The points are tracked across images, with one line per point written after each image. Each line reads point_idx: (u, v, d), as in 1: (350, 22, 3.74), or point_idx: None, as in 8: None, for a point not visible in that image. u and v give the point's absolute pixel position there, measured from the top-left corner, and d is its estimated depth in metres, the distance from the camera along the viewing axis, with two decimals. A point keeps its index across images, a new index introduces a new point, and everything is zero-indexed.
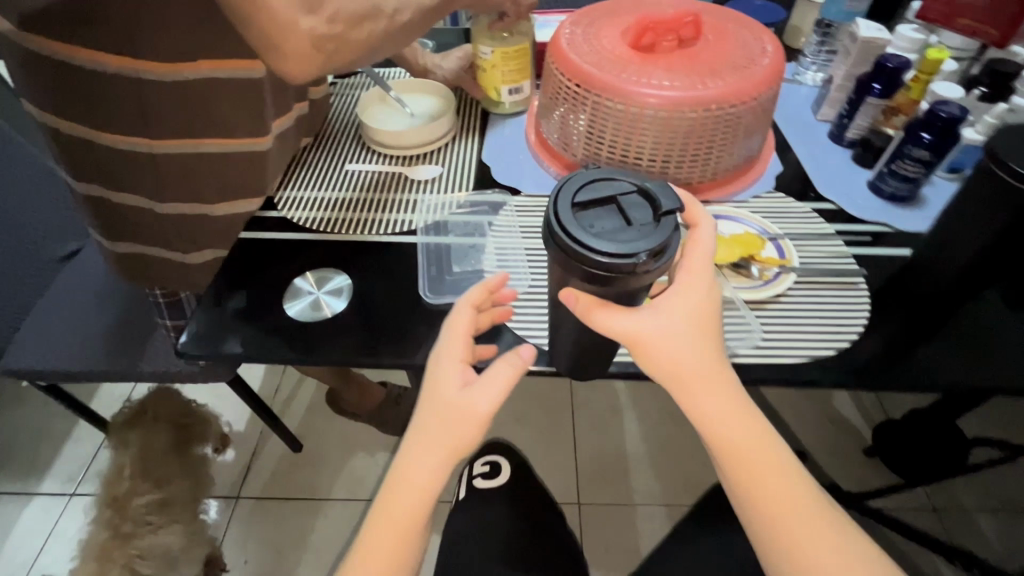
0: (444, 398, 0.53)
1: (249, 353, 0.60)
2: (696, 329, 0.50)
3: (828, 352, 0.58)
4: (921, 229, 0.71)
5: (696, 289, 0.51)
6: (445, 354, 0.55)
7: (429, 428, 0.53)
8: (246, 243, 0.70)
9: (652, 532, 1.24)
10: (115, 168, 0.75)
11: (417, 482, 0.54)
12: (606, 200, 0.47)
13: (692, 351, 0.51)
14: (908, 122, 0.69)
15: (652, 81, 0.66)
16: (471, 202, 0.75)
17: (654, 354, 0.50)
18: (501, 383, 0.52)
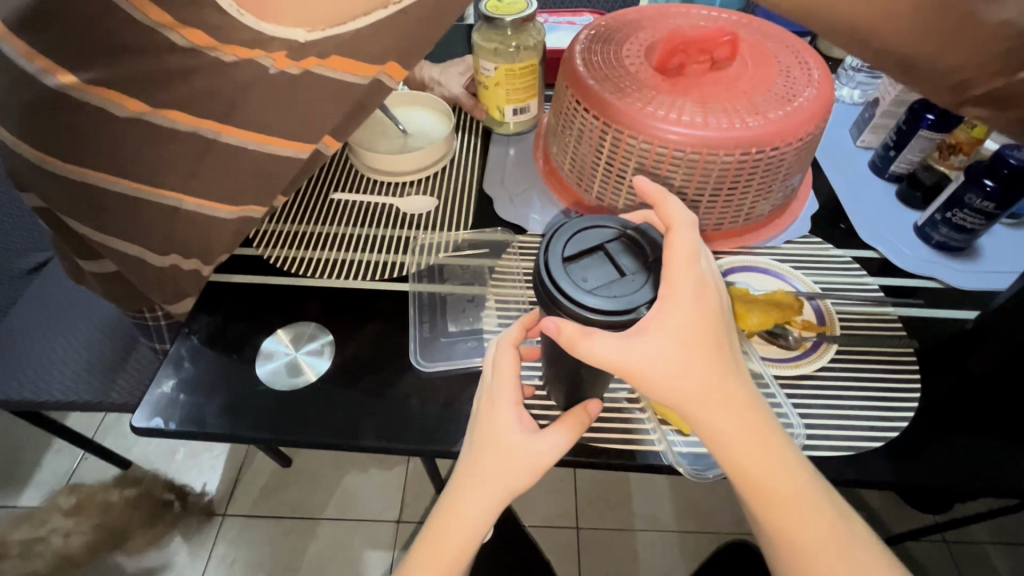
0: (504, 444, 0.46)
1: (217, 429, 0.53)
2: (690, 341, 0.40)
3: (874, 443, 0.52)
4: (977, 287, 0.63)
5: (684, 293, 0.40)
6: (498, 394, 0.47)
7: (485, 471, 0.46)
8: (218, 290, 0.62)
9: (654, 562, 1.15)
10: (99, 206, 0.54)
11: (461, 528, 0.48)
12: (592, 250, 0.41)
13: (692, 367, 0.41)
14: (969, 166, 0.60)
15: (683, 117, 0.58)
16: (471, 242, 0.67)
17: (648, 378, 0.40)
18: (568, 439, 0.46)
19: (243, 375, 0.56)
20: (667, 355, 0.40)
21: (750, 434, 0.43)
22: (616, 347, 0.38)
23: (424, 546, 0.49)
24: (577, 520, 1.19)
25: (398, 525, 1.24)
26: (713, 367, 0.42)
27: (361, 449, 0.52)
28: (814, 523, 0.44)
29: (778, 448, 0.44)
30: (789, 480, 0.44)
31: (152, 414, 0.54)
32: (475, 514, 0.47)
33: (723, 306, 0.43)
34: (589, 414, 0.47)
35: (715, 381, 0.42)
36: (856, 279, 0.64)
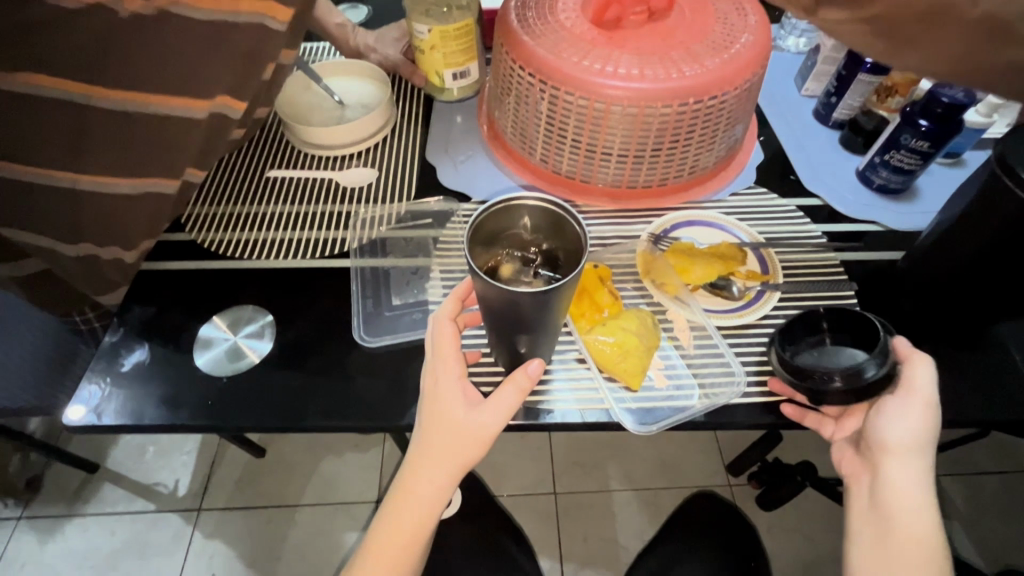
0: (448, 418, 0.45)
1: (154, 421, 0.51)
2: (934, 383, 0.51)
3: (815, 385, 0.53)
4: (915, 228, 0.64)
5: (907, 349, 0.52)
6: (438, 371, 0.46)
7: (433, 448, 0.46)
8: (151, 278, 0.60)
9: (630, 519, 1.18)
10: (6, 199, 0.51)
11: (418, 503, 0.47)
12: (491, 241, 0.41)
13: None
14: (905, 107, 0.60)
15: (619, 70, 0.56)
16: (413, 213, 0.65)
17: (913, 390, 0.48)
18: (510, 408, 0.45)
19: (180, 364, 0.54)
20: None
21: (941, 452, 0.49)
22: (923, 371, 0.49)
23: (381, 527, 0.48)
24: (555, 485, 1.21)
25: (378, 505, 1.24)
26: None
27: (308, 429, 0.51)
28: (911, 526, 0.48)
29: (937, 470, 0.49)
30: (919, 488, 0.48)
31: (83, 411, 0.51)
32: (430, 490, 0.47)
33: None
34: (531, 377, 0.45)
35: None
36: (799, 227, 0.64)
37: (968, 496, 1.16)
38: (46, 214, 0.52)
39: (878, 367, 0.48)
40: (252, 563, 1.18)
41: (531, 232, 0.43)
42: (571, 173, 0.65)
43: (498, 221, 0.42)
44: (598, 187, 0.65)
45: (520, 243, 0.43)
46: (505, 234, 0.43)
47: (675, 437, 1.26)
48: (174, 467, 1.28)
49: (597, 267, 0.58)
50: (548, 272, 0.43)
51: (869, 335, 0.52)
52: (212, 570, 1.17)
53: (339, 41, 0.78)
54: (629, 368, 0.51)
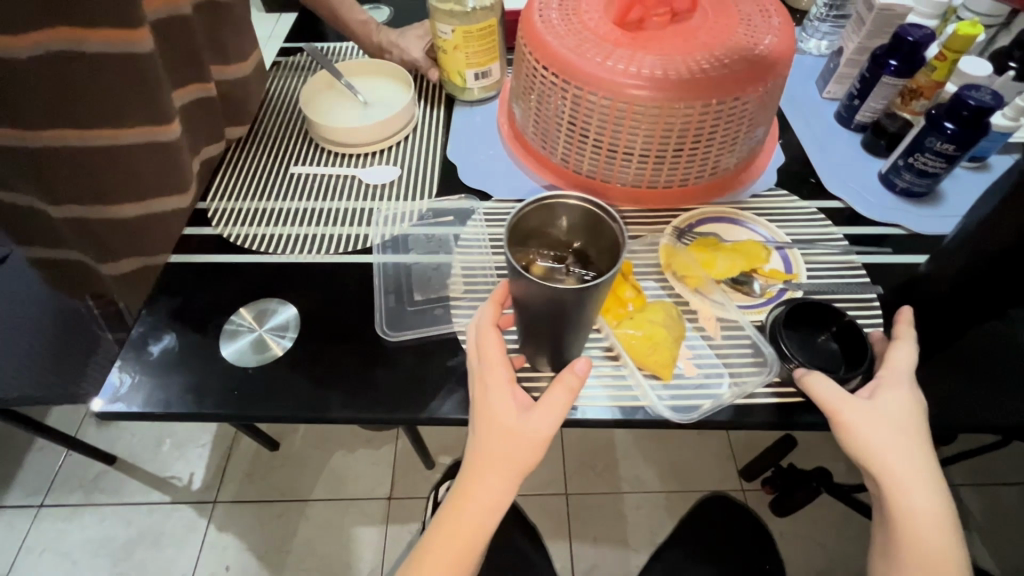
0: (502, 420, 0.46)
1: (180, 409, 0.52)
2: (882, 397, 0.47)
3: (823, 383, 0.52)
4: (938, 231, 0.63)
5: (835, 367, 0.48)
6: (487, 374, 0.47)
7: (488, 456, 0.46)
8: (173, 244, 0.66)
9: (641, 521, 1.18)
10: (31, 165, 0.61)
11: (474, 514, 0.47)
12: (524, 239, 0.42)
13: (902, 380, 0.48)
14: (930, 110, 0.59)
15: (643, 70, 0.57)
16: (435, 211, 0.66)
17: (838, 414, 0.46)
18: (562, 409, 0.45)
19: (205, 354, 0.55)
20: (890, 380, 0.48)
21: (918, 450, 0.45)
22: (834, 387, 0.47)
23: (435, 535, 0.48)
24: (566, 486, 1.21)
25: (390, 502, 1.25)
26: (917, 405, 0.47)
27: (330, 420, 0.52)
28: (935, 533, 0.45)
29: (926, 463, 0.46)
30: (918, 492, 0.45)
31: (113, 399, 0.52)
32: (488, 496, 0.46)
33: (907, 374, 0.48)
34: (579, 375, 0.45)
35: (921, 421, 0.46)
36: (822, 229, 0.64)
37: (986, 507, 1.14)
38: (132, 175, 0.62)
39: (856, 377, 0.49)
40: (265, 557, 1.19)
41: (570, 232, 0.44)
42: (592, 173, 0.65)
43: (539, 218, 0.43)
44: (619, 187, 0.65)
45: (557, 244, 0.45)
46: (543, 232, 0.44)
47: (688, 440, 1.25)
48: (189, 460, 1.30)
49: (626, 268, 0.57)
50: (580, 269, 0.43)
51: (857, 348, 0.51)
52: (226, 562, 1.19)
53: (363, 41, 0.79)
54: (658, 360, 0.52)
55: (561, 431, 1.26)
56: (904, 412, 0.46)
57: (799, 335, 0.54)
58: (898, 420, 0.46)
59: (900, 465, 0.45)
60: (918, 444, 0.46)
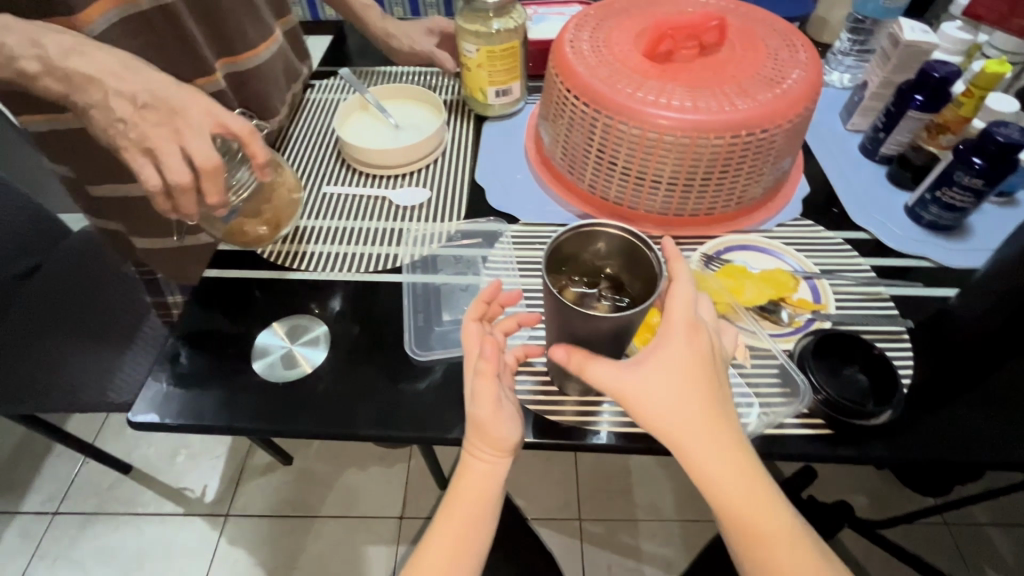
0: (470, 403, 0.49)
1: (210, 421, 0.53)
2: (682, 384, 0.43)
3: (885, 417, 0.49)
4: (967, 265, 0.63)
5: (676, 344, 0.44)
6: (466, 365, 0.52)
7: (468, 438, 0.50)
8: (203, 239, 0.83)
9: (656, 549, 1.16)
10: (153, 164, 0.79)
11: (469, 491, 0.50)
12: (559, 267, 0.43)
13: (677, 354, 0.44)
14: (957, 145, 0.60)
15: (673, 101, 0.58)
16: (463, 232, 0.67)
17: (627, 394, 0.44)
18: (492, 388, 0.47)
19: (236, 367, 0.56)
20: (667, 356, 0.44)
21: (718, 432, 0.44)
22: (616, 371, 0.44)
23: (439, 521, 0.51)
24: (579, 511, 1.19)
25: (400, 521, 1.24)
26: (694, 383, 0.44)
27: (357, 437, 0.52)
28: (773, 512, 0.45)
29: (737, 444, 0.45)
30: (740, 476, 0.44)
31: (147, 409, 0.54)
32: (477, 477, 0.50)
33: (702, 348, 0.44)
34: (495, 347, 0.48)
35: (705, 401, 0.44)
36: (849, 260, 0.64)
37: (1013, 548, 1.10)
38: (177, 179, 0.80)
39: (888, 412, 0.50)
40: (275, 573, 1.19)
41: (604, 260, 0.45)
42: (619, 200, 0.66)
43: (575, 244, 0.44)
44: (645, 214, 0.66)
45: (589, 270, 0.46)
46: (576, 258, 0.45)
47: None
48: (203, 472, 1.30)
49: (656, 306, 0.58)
50: (614, 296, 0.44)
51: (890, 381, 0.51)
52: None
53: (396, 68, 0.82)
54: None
55: (576, 454, 1.25)
56: (673, 395, 0.43)
57: (819, 363, 0.54)
58: (661, 401, 0.43)
59: (680, 441, 0.44)
60: (721, 428, 0.44)
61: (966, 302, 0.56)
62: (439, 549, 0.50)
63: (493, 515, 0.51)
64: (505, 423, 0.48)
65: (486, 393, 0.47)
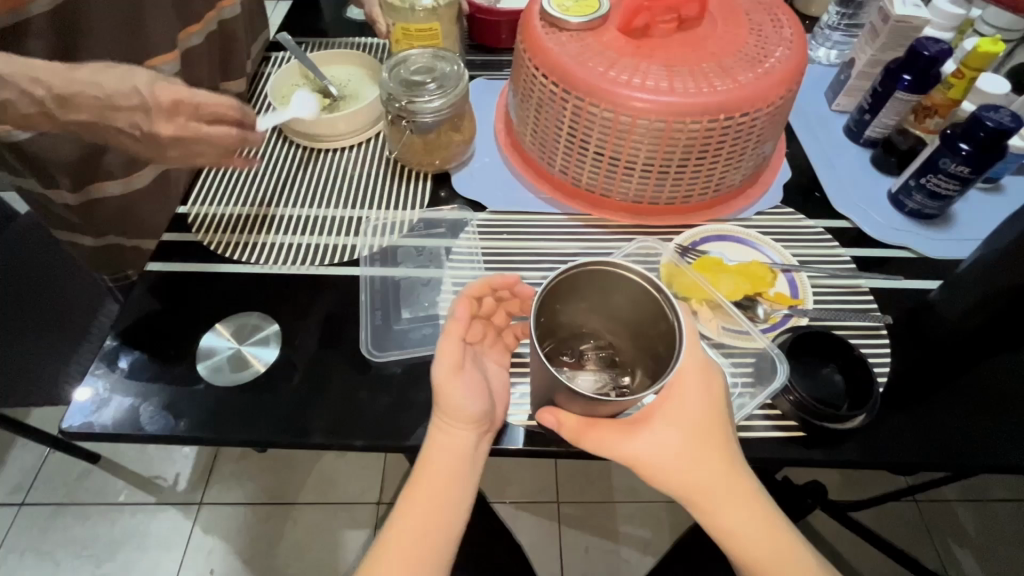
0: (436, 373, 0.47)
1: (150, 429, 0.49)
2: (695, 442, 0.42)
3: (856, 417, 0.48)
4: (949, 255, 0.61)
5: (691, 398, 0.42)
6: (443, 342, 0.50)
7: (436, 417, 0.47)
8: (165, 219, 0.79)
9: (634, 531, 1.16)
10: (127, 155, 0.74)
11: (435, 472, 0.45)
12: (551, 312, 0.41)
13: (689, 410, 0.42)
14: (945, 129, 0.57)
15: (648, 82, 0.54)
16: (426, 222, 0.63)
17: (641, 461, 0.42)
18: (450, 347, 0.45)
19: (180, 371, 0.52)
20: (672, 412, 0.42)
21: (735, 493, 0.42)
22: (626, 432, 0.42)
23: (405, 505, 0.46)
24: (557, 494, 1.19)
25: (378, 506, 1.23)
26: (707, 438, 0.42)
27: (311, 446, 0.49)
28: (735, 491, 0.43)
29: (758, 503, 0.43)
30: (759, 534, 0.43)
31: (80, 416, 0.50)
32: (444, 453, 0.46)
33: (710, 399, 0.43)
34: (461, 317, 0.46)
35: (712, 452, 0.42)
36: (829, 251, 0.62)
37: None
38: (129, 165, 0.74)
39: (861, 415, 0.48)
40: (250, 561, 1.17)
41: (614, 328, 0.45)
42: (591, 187, 0.62)
43: (600, 297, 0.43)
44: (618, 202, 0.62)
45: (592, 330, 0.46)
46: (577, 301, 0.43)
47: None
48: (174, 460, 1.27)
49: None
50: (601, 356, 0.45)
51: (866, 381, 0.50)
52: (210, 565, 1.16)
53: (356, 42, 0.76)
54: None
55: None
56: (681, 453, 0.42)
57: (794, 362, 0.52)
58: (676, 462, 0.42)
59: (701, 502, 0.43)
60: (738, 488, 0.43)
61: (946, 297, 0.54)
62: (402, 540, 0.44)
63: (466, 496, 0.46)
64: (466, 389, 0.45)
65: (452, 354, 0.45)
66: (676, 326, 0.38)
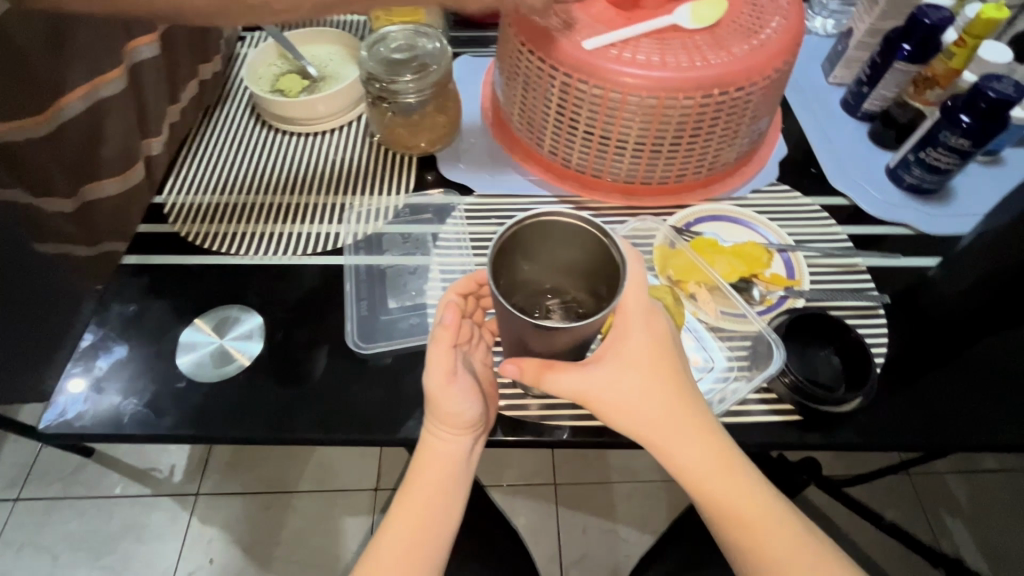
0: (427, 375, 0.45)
1: (130, 429, 0.48)
2: (649, 375, 0.40)
3: (853, 401, 0.47)
4: (947, 231, 0.60)
5: (643, 329, 0.41)
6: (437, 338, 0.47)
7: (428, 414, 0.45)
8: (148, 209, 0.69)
9: (630, 508, 1.15)
10: (124, 146, 0.65)
11: (437, 485, 0.45)
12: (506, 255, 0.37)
13: (642, 347, 0.41)
14: (946, 101, 0.55)
15: (638, 56, 0.51)
16: (412, 208, 0.61)
17: (594, 399, 0.40)
18: (444, 355, 0.43)
19: (161, 368, 0.51)
20: (622, 349, 0.41)
21: (689, 425, 0.41)
22: (581, 371, 0.40)
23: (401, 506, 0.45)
24: (555, 476, 1.17)
25: (376, 492, 1.21)
26: (657, 372, 0.41)
27: (298, 442, 0.48)
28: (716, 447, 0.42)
29: (713, 436, 0.42)
30: (717, 466, 0.42)
31: (58, 418, 0.48)
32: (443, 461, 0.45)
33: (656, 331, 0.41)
34: (449, 322, 0.43)
35: (663, 387, 0.41)
36: (825, 229, 0.60)
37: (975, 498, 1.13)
38: (114, 159, 0.66)
39: (856, 396, 0.47)
40: (248, 551, 1.15)
41: (574, 278, 0.40)
42: (582, 167, 0.60)
43: (548, 246, 0.38)
44: (609, 183, 0.60)
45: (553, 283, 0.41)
46: (538, 248, 0.38)
47: None
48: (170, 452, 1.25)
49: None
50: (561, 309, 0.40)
51: (862, 364, 0.49)
52: (210, 556, 1.14)
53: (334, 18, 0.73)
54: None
55: None
56: (635, 388, 0.40)
57: (791, 344, 0.51)
58: (636, 404, 0.40)
59: (656, 438, 0.41)
60: (692, 420, 0.41)
61: None
62: (399, 548, 0.44)
63: (458, 499, 0.46)
64: (459, 396, 0.43)
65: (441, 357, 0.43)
66: (620, 260, 0.35)
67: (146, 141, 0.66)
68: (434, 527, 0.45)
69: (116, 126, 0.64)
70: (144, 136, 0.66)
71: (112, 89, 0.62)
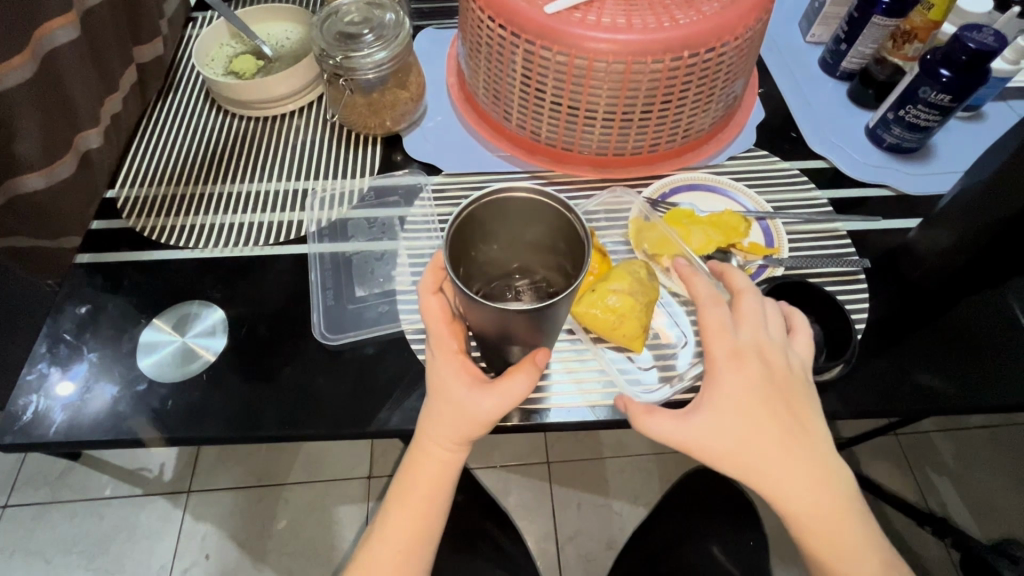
0: (452, 396, 0.41)
1: (92, 435, 0.46)
2: (753, 420, 0.39)
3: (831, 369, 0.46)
4: (928, 190, 0.58)
5: (752, 368, 0.40)
6: (433, 345, 0.42)
7: (438, 434, 0.42)
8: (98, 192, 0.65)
9: (624, 483, 1.15)
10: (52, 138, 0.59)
11: (420, 484, 0.44)
12: (461, 241, 0.35)
13: (730, 391, 0.39)
14: (924, 55, 0.53)
15: (604, 19, 0.49)
16: (379, 191, 0.59)
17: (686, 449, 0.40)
18: (517, 397, 0.40)
19: (121, 371, 0.49)
20: (727, 399, 0.39)
21: (782, 473, 0.39)
22: (674, 424, 0.40)
23: (392, 502, 0.45)
24: (547, 454, 1.17)
25: (370, 479, 1.19)
26: (788, 417, 0.40)
27: (268, 439, 0.46)
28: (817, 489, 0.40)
29: (814, 482, 0.39)
30: (825, 507, 0.40)
31: (13, 428, 0.46)
32: (426, 464, 0.43)
33: (785, 371, 0.41)
34: (538, 368, 0.39)
35: (790, 434, 0.40)
36: (804, 194, 0.58)
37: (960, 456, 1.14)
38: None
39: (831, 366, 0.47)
40: (244, 544, 1.13)
41: (539, 256, 0.38)
42: (552, 141, 0.58)
43: (505, 226, 0.36)
44: (581, 156, 0.58)
45: (516, 261, 0.39)
46: (495, 230, 0.36)
47: None
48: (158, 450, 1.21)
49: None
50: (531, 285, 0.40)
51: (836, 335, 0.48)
52: (205, 551, 1.13)
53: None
54: (625, 334, 0.47)
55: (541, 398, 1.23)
56: (776, 435, 0.39)
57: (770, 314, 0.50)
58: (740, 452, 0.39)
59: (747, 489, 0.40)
60: (799, 470, 0.39)
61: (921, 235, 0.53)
62: (389, 543, 0.44)
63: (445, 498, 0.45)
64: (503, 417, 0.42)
65: (511, 393, 0.40)
66: (583, 238, 0.33)
67: (83, 132, 0.61)
68: (424, 527, 0.45)
69: (35, 118, 0.57)
70: (76, 129, 0.61)
71: (21, 78, 0.54)
